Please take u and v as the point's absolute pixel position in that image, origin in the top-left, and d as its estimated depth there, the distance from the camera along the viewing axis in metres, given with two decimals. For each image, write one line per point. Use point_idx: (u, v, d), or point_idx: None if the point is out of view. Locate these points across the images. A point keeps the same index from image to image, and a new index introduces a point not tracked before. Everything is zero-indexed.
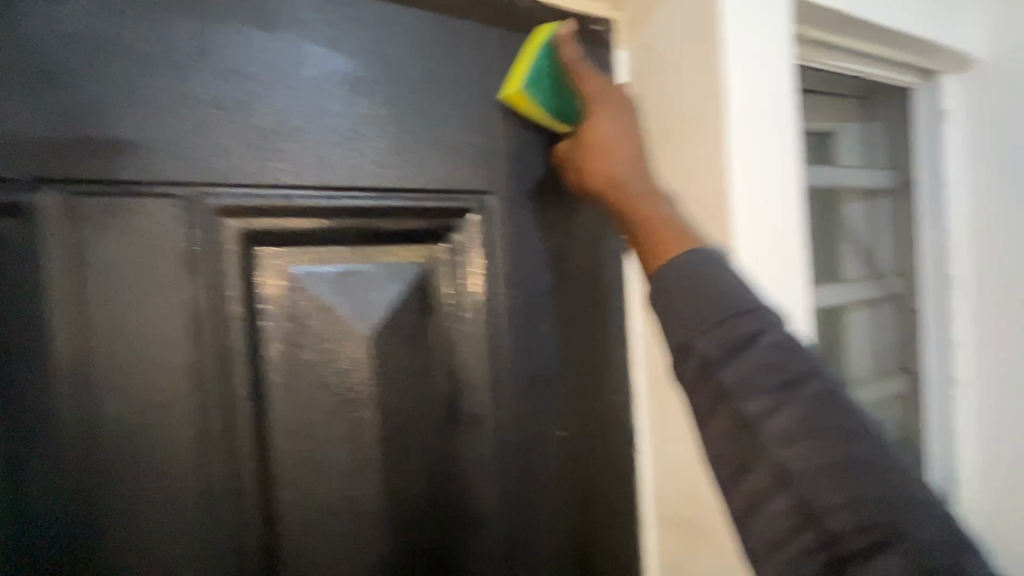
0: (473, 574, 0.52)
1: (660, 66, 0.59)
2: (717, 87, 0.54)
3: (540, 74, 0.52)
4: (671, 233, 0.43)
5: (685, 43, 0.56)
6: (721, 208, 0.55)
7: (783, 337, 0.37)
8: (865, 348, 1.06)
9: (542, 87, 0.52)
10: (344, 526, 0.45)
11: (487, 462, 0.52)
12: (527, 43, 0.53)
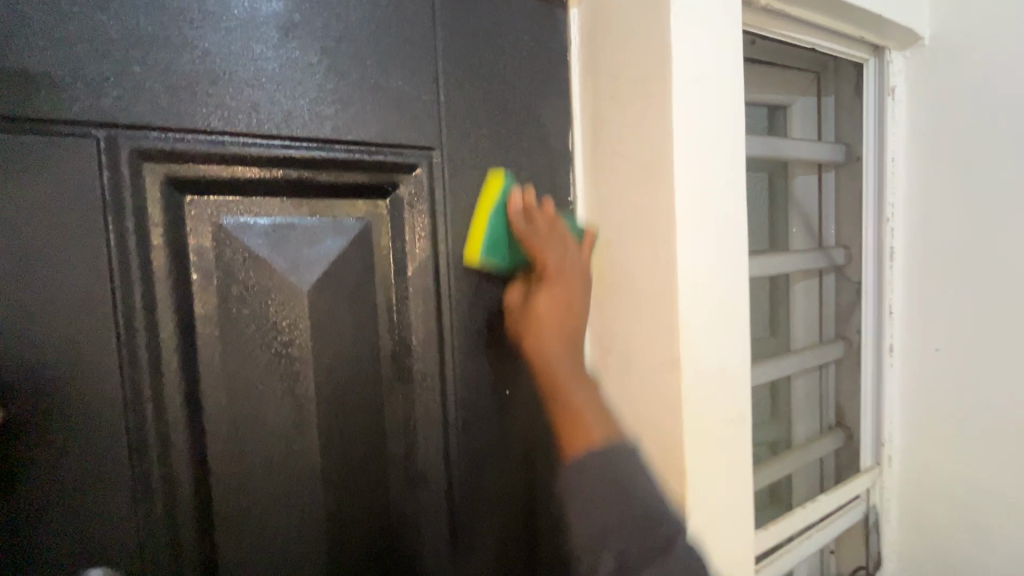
0: (411, 535, 0.53)
1: (610, 189, 0.59)
2: (659, 210, 0.54)
3: (498, 225, 0.54)
4: (591, 412, 0.50)
5: (631, 162, 0.57)
6: (662, 348, 0.54)
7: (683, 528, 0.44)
8: (805, 320, 0.96)
9: (500, 254, 0.54)
10: (278, 482, 0.46)
11: (429, 421, 0.53)
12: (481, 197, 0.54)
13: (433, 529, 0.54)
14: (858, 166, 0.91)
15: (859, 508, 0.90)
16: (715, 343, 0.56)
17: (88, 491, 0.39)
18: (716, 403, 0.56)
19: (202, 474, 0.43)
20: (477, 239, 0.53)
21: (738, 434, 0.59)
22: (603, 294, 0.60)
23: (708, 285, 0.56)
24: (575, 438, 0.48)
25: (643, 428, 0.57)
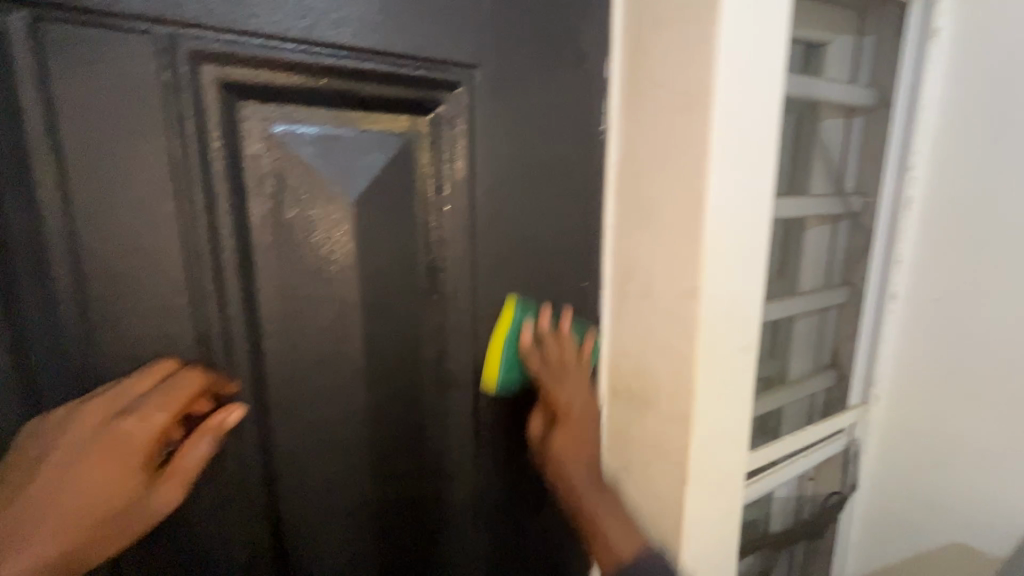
0: (440, 434, 0.58)
1: (650, 103, 0.59)
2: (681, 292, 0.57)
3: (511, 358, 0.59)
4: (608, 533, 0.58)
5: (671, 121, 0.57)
6: (679, 411, 0.60)
7: None
8: (817, 262, 0.96)
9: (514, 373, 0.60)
10: (324, 378, 0.50)
11: (459, 334, 0.57)
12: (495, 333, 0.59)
13: (459, 431, 0.59)
14: (884, 112, 0.89)
15: (840, 441, 0.97)
16: (732, 273, 0.59)
17: None
18: (728, 331, 0.60)
19: (257, 368, 0.47)
20: (491, 364, 0.59)
21: (745, 359, 0.62)
22: (627, 223, 0.63)
23: (735, 205, 0.58)
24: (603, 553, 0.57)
25: (656, 349, 0.61)
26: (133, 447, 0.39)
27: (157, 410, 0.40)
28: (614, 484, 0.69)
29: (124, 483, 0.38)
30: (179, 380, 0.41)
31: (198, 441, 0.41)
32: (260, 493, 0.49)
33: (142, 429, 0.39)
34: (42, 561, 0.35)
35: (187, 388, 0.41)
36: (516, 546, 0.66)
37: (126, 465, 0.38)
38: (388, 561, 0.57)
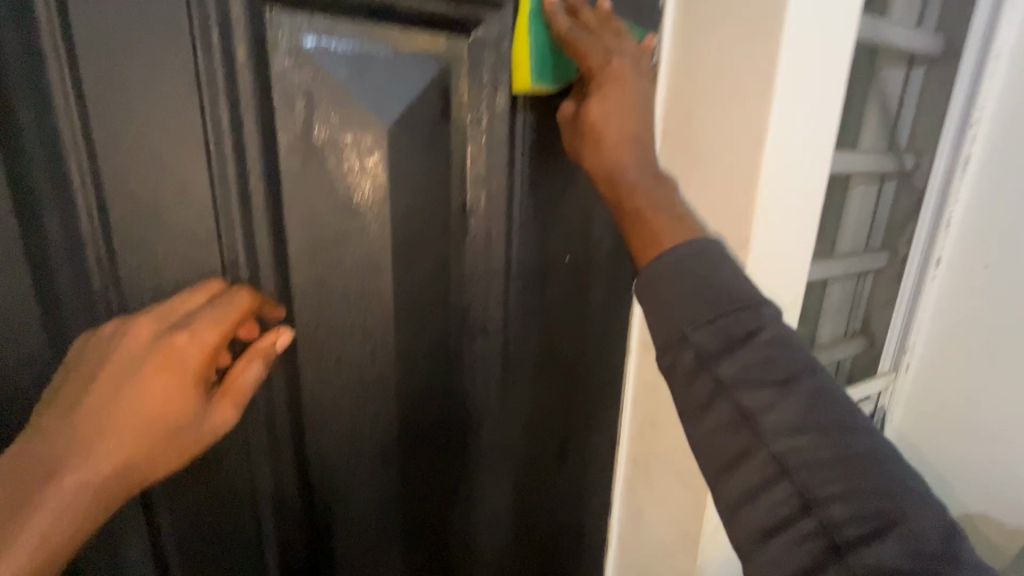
0: (468, 380, 0.57)
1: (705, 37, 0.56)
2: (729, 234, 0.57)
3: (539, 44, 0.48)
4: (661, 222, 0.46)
5: (727, 56, 0.54)
6: None
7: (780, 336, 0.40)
8: (858, 223, 0.90)
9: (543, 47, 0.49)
10: (354, 317, 0.48)
11: (491, 278, 0.54)
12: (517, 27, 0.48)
13: (488, 379, 0.57)
14: (950, 61, 0.82)
15: (865, 409, 0.95)
16: (781, 232, 0.58)
17: None
18: (770, 289, 0.59)
19: (285, 303, 0.45)
20: (518, 62, 0.48)
21: (785, 319, 0.62)
22: (674, 176, 0.60)
23: (791, 149, 0.55)
24: (646, 249, 0.46)
25: None
26: (188, 362, 0.37)
27: (210, 324, 0.37)
28: (639, 435, 0.71)
29: (182, 398, 0.36)
30: (232, 297, 0.39)
31: (251, 361, 0.41)
32: (288, 429, 0.48)
33: (196, 342, 0.37)
34: (103, 474, 0.33)
35: (237, 303, 0.39)
36: (540, 496, 0.66)
37: (183, 379, 0.36)
38: (415, 505, 0.57)
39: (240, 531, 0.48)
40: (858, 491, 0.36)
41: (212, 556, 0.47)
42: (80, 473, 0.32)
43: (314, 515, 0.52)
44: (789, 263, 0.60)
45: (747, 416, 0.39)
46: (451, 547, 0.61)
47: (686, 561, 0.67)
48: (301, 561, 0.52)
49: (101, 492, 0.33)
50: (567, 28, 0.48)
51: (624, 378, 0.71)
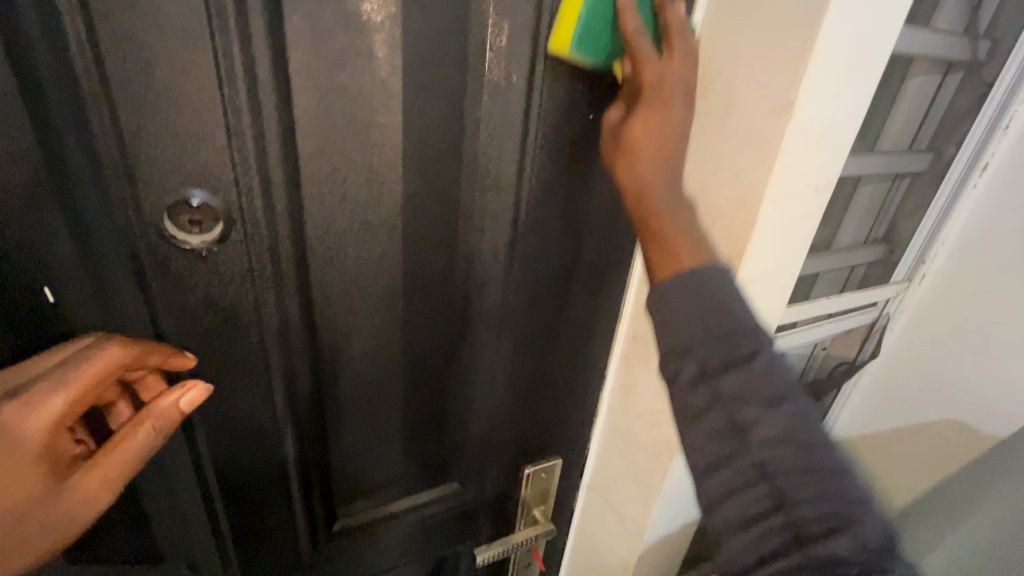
0: (475, 238, 0.56)
1: None
2: (774, 106, 0.49)
3: (591, 18, 0.44)
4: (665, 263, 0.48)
5: None
6: (735, 246, 0.55)
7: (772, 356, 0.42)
8: (908, 119, 0.83)
9: (592, 41, 0.45)
10: (358, 153, 0.46)
11: (509, 131, 0.50)
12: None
13: (495, 237, 0.56)
14: None
15: (870, 314, 0.95)
16: (836, 94, 0.50)
17: (178, 110, 0.38)
18: (809, 166, 0.53)
19: (287, 126, 0.42)
20: (564, 28, 0.45)
21: (817, 202, 0.56)
22: (724, 21, 0.52)
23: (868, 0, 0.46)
24: (666, 261, 0.46)
25: (723, 178, 0.55)
26: (31, 440, 0.38)
27: (58, 399, 0.38)
28: (641, 314, 0.68)
29: (29, 476, 0.38)
30: (96, 353, 0.40)
31: (136, 428, 0.42)
32: (291, 266, 0.47)
33: (38, 417, 0.38)
34: None
35: (97, 369, 0.40)
36: (532, 360, 0.67)
37: (22, 458, 0.38)
38: (415, 353, 0.60)
39: (250, 381, 0.50)
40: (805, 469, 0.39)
41: (218, 392, 0.50)
42: None
43: (318, 351, 0.54)
44: (830, 147, 0.53)
45: (738, 429, 0.41)
46: (447, 401, 0.66)
47: (647, 498, 0.74)
48: (305, 392, 0.54)
49: None
50: (630, 15, 0.44)
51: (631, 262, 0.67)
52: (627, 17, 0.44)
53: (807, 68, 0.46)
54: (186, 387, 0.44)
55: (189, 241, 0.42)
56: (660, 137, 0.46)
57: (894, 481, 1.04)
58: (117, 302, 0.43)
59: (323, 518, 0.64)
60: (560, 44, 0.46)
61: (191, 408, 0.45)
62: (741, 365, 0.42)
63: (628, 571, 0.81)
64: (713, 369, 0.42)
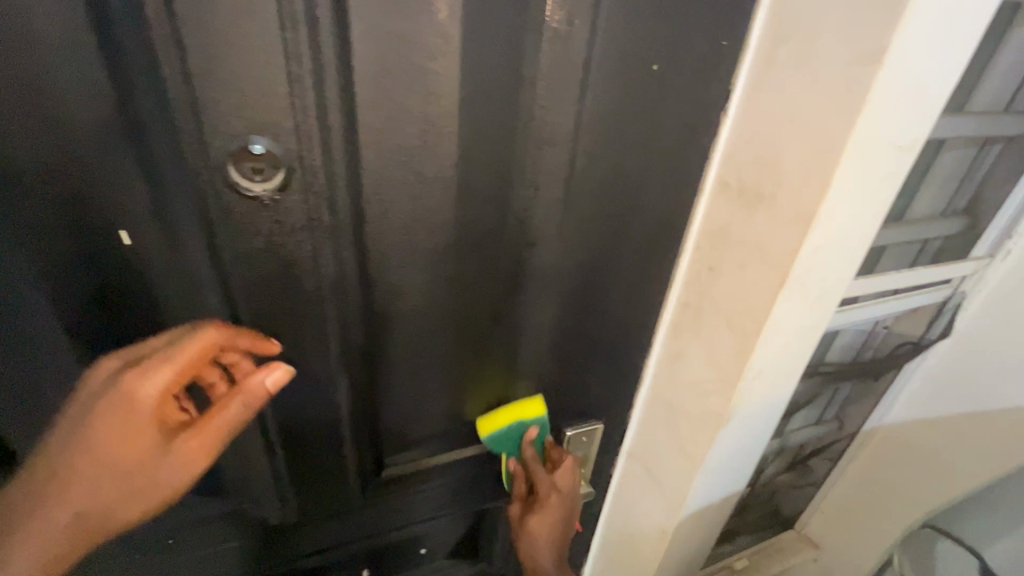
0: (529, 199, 0.55)
1: None
2: (862, 53, 0.44)
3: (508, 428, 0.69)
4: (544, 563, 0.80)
5: None
6: (804, 210, 0.51)
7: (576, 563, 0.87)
8: (1008, 77, 0.74)
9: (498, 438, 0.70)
10: (414, 105, 0.45)
11: (566, 84, 0.49)
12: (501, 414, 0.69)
13: (548, 194, 0.55)
14: None
15: (942, 292, 0.88)
16: (936, 38, 0.44)
17: (240, 53, 0.38)
18: (896, 121, 0.48)
19: (345, 73, 0.42)
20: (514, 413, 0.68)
21: (899, 163, 0.52)
22: None
23: None
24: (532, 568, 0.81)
25: (797, 134, 0.51)
26: (142, 408, 0.43)
27: (162, 372, 0.43)
28: (694, 280, 0.66)
29: (142, 436, 0.44)
30: (195, 332, 0.44)
31: (229, 402, 0.46)
32: (347, 218, 0.47)
33: (148, 387, 0.42)
34: (88, 508, 0.43)
35: (194, 346, 0.43)
36: (579, 323, 0.68)
37: (137, 421, 0.43)
38: (464, 311, 0.60)
39: (306, 332, 0.52)
40: None
41: (278, 342, 0.51)
42: (66, 505, 0.42)
43: (371, 305, 0.55)
44: (922, 100, 0.48)
45: None
46: (494, 359, 0.67)
47: (691, 468, 0.74)
48: (358, 345, 0.56)
49: (88, 522, 0.44)
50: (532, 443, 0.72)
51: (688, 225, 0.65)
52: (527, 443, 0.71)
53: (907, 8, 0.41)
54: (271, 368, 0.46)
55: (253, 189, 0.42)
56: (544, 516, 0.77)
57: (948, 469, 0.98)
58: (184, 247, 0.44)
59: (372, 464, 0.67)
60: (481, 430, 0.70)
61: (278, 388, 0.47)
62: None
63: (665, 537, 0.82)
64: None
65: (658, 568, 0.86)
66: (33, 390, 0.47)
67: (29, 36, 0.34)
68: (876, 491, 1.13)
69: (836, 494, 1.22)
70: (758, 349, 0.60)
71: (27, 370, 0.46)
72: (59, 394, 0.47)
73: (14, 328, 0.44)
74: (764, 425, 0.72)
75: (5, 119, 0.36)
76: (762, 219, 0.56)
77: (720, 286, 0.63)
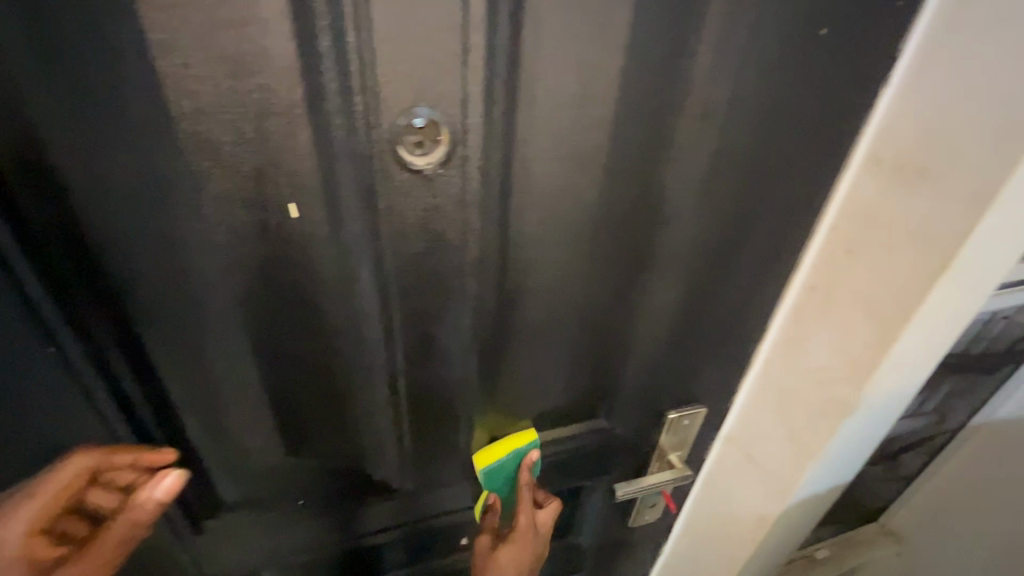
0: (668, 175, 0.53)
1: None
2: None
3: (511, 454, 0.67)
4: None
5: None
6: (983, 189, 0.47)
7: (616, 516, 0.92)
8: None
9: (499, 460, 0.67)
10: (574, 77, 0.43)
11: (727, 53, 0.46)
12: (507, 438, 0.67)
13: (688, 168, 0.53)
14: None
15: None
16: None
17: (422, 20, 0.37)
18: None
19: (516, 40, 0.40)
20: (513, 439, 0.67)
21: None
22: None
23: None
24: None
25: (986, 104, 0.46)
26: (16, 550, 0.46)
27: (30, 507, 0.46)
28: (828, 262, 0.62)
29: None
30: (61, 466, 0.47)
31: (124, 519, 0.48)
32: (495, 192, 0.47)
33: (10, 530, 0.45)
34: None
35: (68, 476, 0.46)
36: (699, 303, 0.66)
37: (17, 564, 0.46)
38: (589, 288, 0.59)
39: (443, 306, 0.52)
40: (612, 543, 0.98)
41: (417, 318, 0.52)
42: None
43: (505, 282, 0.54)
44: None
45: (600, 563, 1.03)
46: (609, 338, 0.66)
47: (807, 458, 0.71)
48: (488, 320, 0.56)
49: None
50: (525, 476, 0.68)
51: (828, 205, 0.60)
52: (524, 473, 0.68)
53: None
54: (162, 478, 0.48)
55: (417, 164, 0.42)
56: (514, 549, 0.69)
57: None
58: (345, 222, 0.44)
59: (483, 439, 0.68)
60: (481, 459, 0.66)
61: (171, 495, 0.49)
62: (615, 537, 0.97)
63: (766, 524, 0.80)
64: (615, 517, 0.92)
65: (753, 553, 0.85)
66: (211, 374, 0.49)
67: (232, 5, 0.33)
68: (977, 489, 1.07)
69: (928, 490, 1.16)
70: (902, 338, 0.57)
71: (197, 350, 0.47)
72: (230, 376, 0.50)
73: (190, 317, 0.45)
74: (887, 416, 0.69)
75: (206, 91, 0.36)
76: (925, 198, 0.52)
77: (861, 269, 0.59)
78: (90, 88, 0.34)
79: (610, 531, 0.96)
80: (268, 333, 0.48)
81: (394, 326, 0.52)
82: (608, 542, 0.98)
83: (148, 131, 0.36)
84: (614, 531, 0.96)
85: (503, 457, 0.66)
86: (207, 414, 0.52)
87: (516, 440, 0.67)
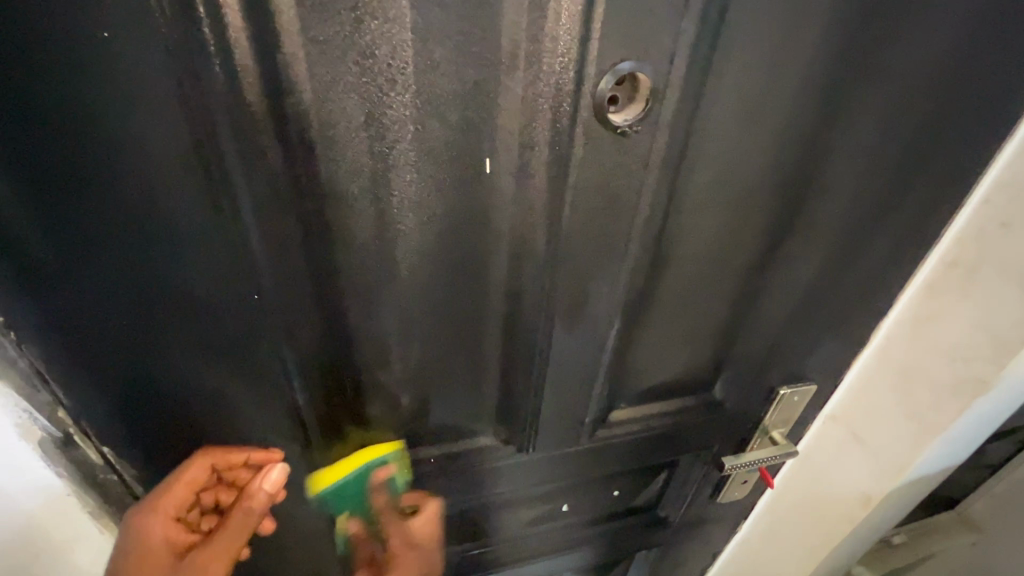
0: (834, 138, 0.53)
1: None
2: None
3: (362, 474, 0.58)
4: None
5: None
6: None
7: (706, 490, 0.93)
8: None
9: (353, 485, 0.58)
10: (773, 37, 0.44)
11: (915, 14, 0.47)
12: (354, 457, 0.58)
13: (853, 132, 0.53)
14: None
15: None
16: None
17: None
18: None
19: None
20: (360, 462, 0.58)
21: None
22: None
23: None
24: None
25: None
26: (155, 540, 0.50)
27: (165, 501, 0.50)
28: (976, 236, 0.61)
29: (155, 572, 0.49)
30: (184, 461, 0.52)
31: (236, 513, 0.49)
32: (675, 151, 0.47)
33: (152, 519, 0.50)
34: None
35: (190, 469, 0.51)
36: (835, 276, 0.65)
37: (154, 554, 0.49)
38: (734, 256, 0.59)
39: (604, 270, 0.52)
40: (697, 518, 0.98)
41: (579, 282, 0.52)
42: None
43: (661, 246, 0.54)
44: None
45: (682, 541, 1.03)
46: (739, 309, 0.65)
47: (927, 438, 0.70)
48: (639, 284, 0.56)
49: None
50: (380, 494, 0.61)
51: (983, 176, 0.59)
52: (378, 492, 0.61)
53: None
54: (271, 468, 0.49)
55: (614, 122, 0.42)
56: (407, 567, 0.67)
57: None
58: (533, 178, 0.44)
59: (607, 406, 0.69)
60: (323, 481, 0.56)
61: (278, 487, 0.49)
62: (703, 513, 0.98)
63: (870, 504, 0.79)
64: (705, 491, 0.93)
65: (849, 532, 0.85)
66: (384, 327, 0.51)
67: None
68: None
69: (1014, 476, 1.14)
70: None
71: (374, 302, 0.48)
72: (400, 330, 0.51)
73: (380, 269, 0.46)
74: (1018, 397, 0.67)
75: (438, 41, 0.36)
76: None
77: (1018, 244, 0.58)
78: (337, 36, 0.35)
79: (698, 508, 0.96)
80: (443, 286, 0.50)
81: (556, 292, 0.51)
82: (694, 519, 0.98)
83: (377, 82, 0.37)
84: (702, 508, 0.96)
85: (363, 479, 0.58)
86: (371, 368, 0.53)
87: (370, 463, 0.58)
